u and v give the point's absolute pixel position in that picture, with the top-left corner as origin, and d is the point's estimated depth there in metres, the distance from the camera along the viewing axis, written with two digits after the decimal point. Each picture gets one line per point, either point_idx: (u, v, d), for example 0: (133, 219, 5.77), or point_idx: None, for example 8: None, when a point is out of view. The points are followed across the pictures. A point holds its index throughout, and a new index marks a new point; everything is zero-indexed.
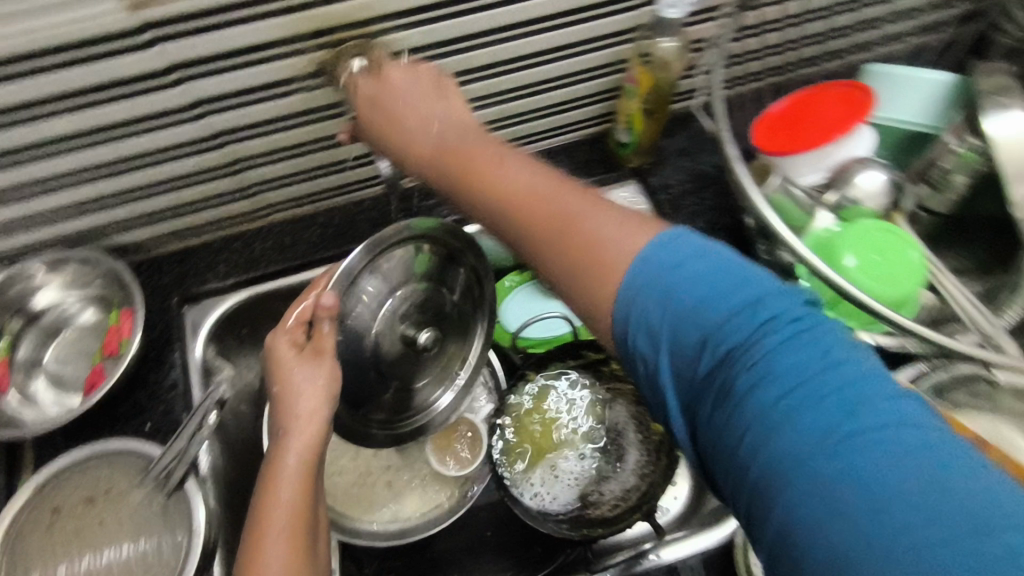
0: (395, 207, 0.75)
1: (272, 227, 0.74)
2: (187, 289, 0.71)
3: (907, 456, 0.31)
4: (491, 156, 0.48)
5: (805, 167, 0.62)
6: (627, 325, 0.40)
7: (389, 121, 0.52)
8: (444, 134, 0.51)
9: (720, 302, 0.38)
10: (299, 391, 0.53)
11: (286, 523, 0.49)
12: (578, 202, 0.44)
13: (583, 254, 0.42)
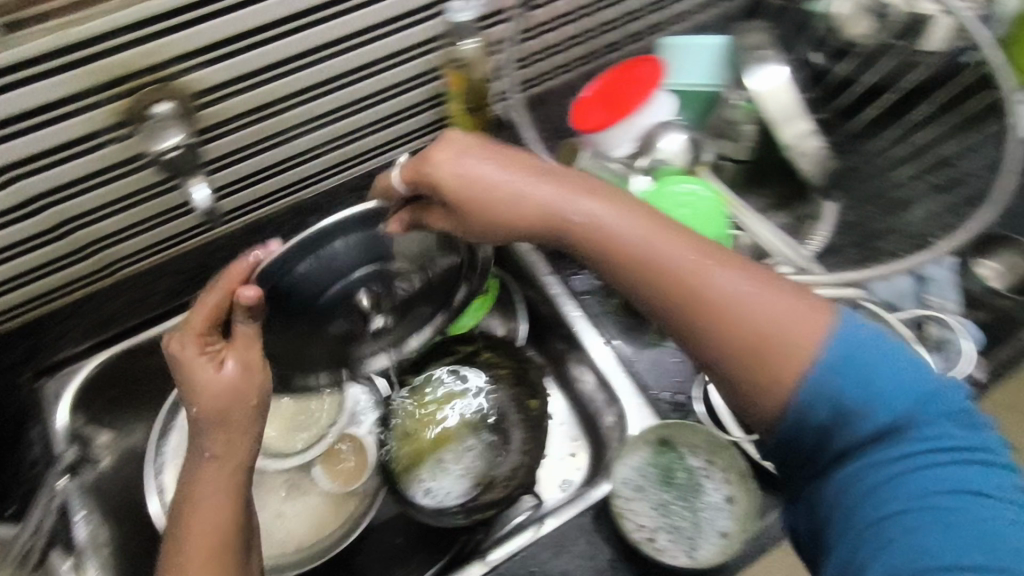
0: (245, 242, 0.75)
1: (120, 284, 0.70)
2: (41, 361, 0.69)
3: (962, 514, 0.39)
4: (614, 223, 0.49)
5: (614, 140, 0.68)
6: (804, 401, 0.43)
7: (457, 177, 0.50)
8: (552, 195, 0.50)
9: (885, 383, 0.42)
10: (215, 380, 0.48)
11: (203, 549, 0.45)
12: (733, 280, 0.46)
13: (690, 301, 0.46)
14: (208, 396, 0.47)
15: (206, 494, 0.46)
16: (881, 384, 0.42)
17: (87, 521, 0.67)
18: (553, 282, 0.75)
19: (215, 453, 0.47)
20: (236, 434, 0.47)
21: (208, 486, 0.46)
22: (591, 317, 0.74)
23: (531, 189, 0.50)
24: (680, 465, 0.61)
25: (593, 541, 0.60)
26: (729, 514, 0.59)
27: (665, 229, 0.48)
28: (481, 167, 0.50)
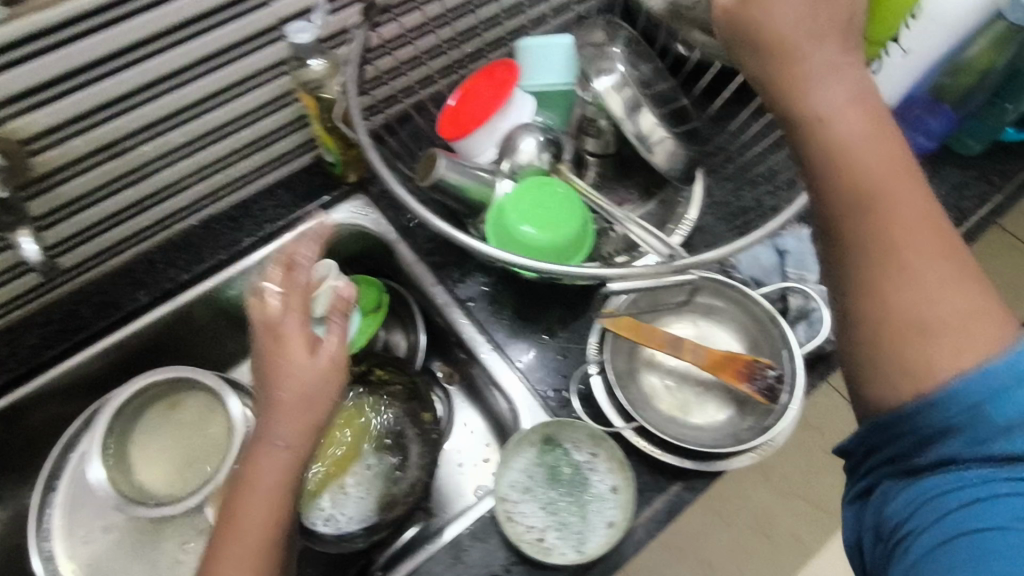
0: (118, 286, 0.74)
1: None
2: None
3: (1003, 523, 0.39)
4: (856, 140, 0.45)
5: (480, 145, 0.70)
6: (981, 369, 0.42)
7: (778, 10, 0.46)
8: (864, 115, 0.46)
9: (1017, 396, 0.41)
10: (291, 368, 0.51)
11: (264, 519, 0.50)
12: (926, 255, 0.44)
13: (884, 282, 0.45)
14: (286, 386, 0.50)
15: (264, 476, 0.50)
16: (1005, 399, 0.41)
17: None
18: (438, 292, 0.75)
19: (291, 443, 0.50)
20: (310, 421, 0.51)
21: (275, 469, 0.50)
22: (478, 323, 0.73)
23: (818, 95, 0.46)
24: (567, 461, 0.62)
25: (488, 549, 0.60)
26: (615, 503, 0.60)
27: (905, 186, 0.45)
28: (775, 15, 0.46)
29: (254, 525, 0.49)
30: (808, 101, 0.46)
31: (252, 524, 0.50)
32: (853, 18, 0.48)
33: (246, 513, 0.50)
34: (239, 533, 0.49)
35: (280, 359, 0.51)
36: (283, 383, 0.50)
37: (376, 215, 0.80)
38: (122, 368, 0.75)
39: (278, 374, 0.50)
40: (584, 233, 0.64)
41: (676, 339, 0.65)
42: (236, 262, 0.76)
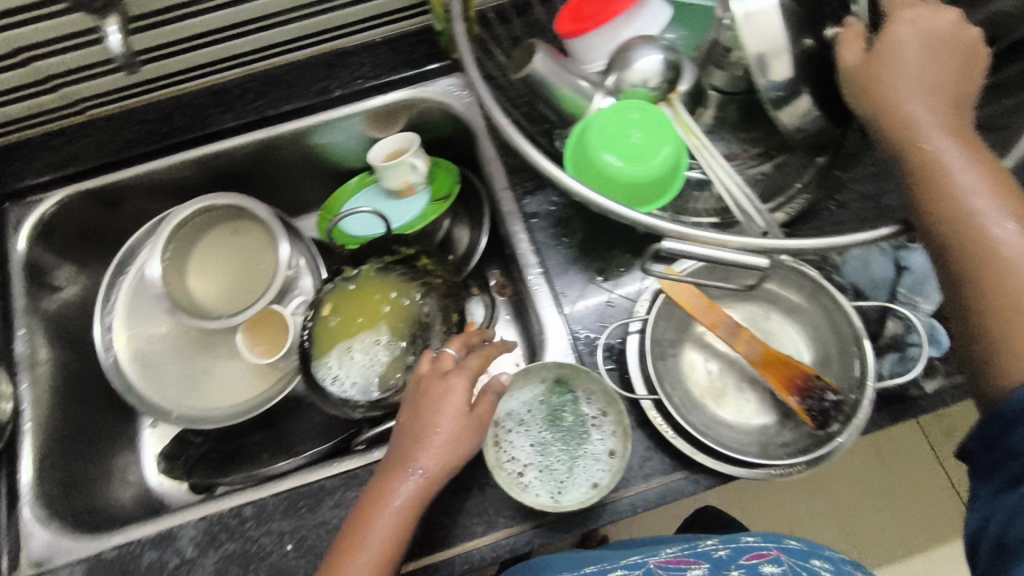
0: (209, 105, 0.75)
1: (89, 125, 0.74)
2: (7, 186, 0.72)
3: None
4: (960, 163, 0.42)
5: (593, 50, 0.62)
6: None
7: (889, 48, 0.45)
8: (966, 142, 0.43)
9: None
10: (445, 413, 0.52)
11: (388, 541, 0.50)
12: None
13: (993, 287, 0.40)
14: (441, 428, 0.51)
15: (399, 500, 0.50)
16: None
17: (29, 338, 0.69)
18: (506, 198, 0.70)
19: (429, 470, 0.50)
20: (456, 463, 0.51)
21: (410, 495, 0.50)
22: (534, 242, 0.68)
23: (926, 131, 0.43)
24: (572, 409, 0.59)
25: (468, 462, 0.60)
26: (607, 467, 0.56)
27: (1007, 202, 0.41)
28: (903, 67, 0.44)
29: (375, 541, 0.49)
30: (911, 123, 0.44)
31: (378, 539, 0.49)
32: (966, 84, 0.45)
33: (371, 525, 0.50)
34: (364, 547, 0.49)
35: (445, 401, 0.52)
36: (442, 421, 0.52)
37: (470, 99, 0.75)
38: (201, 181, 0.79)
39: (440, 416, 0.52)
40: (677, 160, 0.56)
41: (732, 325, 0.57)
42: (319, 110, 0.75)
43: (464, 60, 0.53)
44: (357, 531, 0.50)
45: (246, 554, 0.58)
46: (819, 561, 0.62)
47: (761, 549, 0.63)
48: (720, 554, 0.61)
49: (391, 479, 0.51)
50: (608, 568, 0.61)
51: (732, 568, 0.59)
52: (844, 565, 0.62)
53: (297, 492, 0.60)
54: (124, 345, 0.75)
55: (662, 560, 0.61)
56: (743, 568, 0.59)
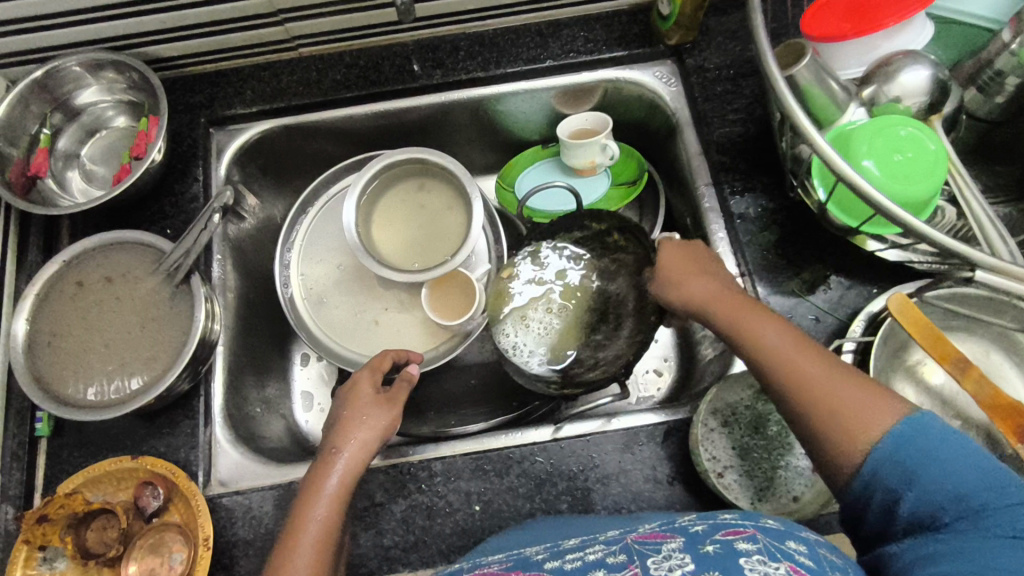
0: (420, 58, 0.75)
1: (300, 62, 0.75)
2: (214, 111, 0.73)
3: (968, 467, 0.37)
4: (787, 347, 0.47)
5: (844, 56, 0.60)
6: (872, 459, 0.39)
7: (671, 281, 0.57)
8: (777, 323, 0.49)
9: (941, 467, 0.37)
10: (359, 420, 0.56)
11: (319, 537, 0.48)
12: (816, 365, 0.45)
13: (845, 437, 0.41)
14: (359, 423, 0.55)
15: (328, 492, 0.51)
16: (915, 457, 0.38)
17: (222, 264, 0.71)
18: (707, 194, 0.69)
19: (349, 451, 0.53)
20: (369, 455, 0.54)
21: (343, 475, 0.52)
22: (736, 243, 0.67)
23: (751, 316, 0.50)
24: (776, 419, 0.59)
25: (659, 453, 0.59)
26: (809, 483, 0.56)
27: (803, 344, 0.47)
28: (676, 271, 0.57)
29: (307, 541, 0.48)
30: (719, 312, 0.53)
31: (310, 540, 0.48)
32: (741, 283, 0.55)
33: (304, 523, 0.49)
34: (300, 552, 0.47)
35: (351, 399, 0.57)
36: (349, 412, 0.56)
37: (677, 88, 0.74)
38: (390, 132, 0.79)
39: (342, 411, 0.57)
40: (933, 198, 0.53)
41: (963, 360, 0.54)
42: (524, 77, 0.75)
43: (766, 62, 0.49)
44: (293, 532, 0.49)
45: (432, 507, 0.59)
46: (799, 545, 0.37)
47: (742, 525, 0.39)
48: (697, 527, 0.41)
49: (317, 476, 0.52)
50: (583, 544, 0.44)
51: (707, 545, 0.37)
52: (831, 554, 0.38)
53: (485, 456, 0.60)
54: (299, 282, 0.77)
55: (639, 535, 0.42)
56: (719, 546, 0.37)
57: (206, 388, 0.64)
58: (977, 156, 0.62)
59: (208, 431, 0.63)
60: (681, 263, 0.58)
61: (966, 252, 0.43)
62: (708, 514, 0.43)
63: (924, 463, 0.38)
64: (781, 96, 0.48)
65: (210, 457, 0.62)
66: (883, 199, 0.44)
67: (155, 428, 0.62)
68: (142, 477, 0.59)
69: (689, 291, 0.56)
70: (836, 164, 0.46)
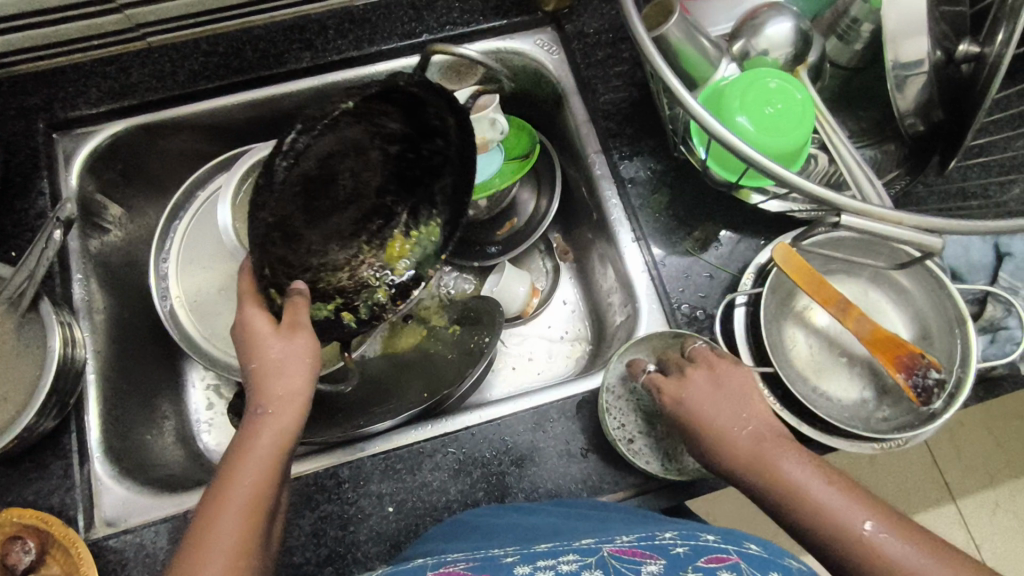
0: (286, 40, 0.70)
1: (150, 52, 0.68)
2: (55, 114, 0.65)
3: None
4: (829, 496, 0.43)
5: (716, 17, 0.61)
6: None
7: (688, 403, 0.50)
8: (812, 465, 0.45)
9: None
10: (271, 362, 0.50)
11: (244, 515, 0.43)
12: (820, 482, 0.44)
13: None
14: (285, 373, 0.49)
15: (257, 458, 0.46)
16: None
17: (85, 283, 0.64)
18: (598, 161, 0.69)
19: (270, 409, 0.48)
20: (298, 411, 0.49)
21: (270, 443, 0.47)
22: (629, 209, 0.67)
23: (785, 463, 0.45)
24: None
25: (571, 427, 0.59)
26: None
27: (852, 493, 0.43)
28: (720, 417, 0.49)
29: (228, 526, 0.42)
30: (715, 430, 0.48)
31: (232, 518, 0.43)
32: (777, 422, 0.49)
33: (222, 509, 0.43)
34: (220, 525, 0.42)
35: (264, 326, 0.52)
36: (261, 358, 0.50)
37: (560, 56, 0.72)
38: (262, 122, 0.73)
39: (265, 352, 0.50)
40: (805, 148, 0.55)
41: (843, 302, 0.57)
42: (400, 54, 0.71)
43: (632, 23, 0.48)
44: (209, 515, 0.43)
45: (345, 516, 0.56)
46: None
47: (722, 550, 0.38)
48: (679, 550, 0.39)
49: (239, 440, 0.47)
50: (557, 549, 0.41)
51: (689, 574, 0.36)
52: None
53: (395, 454, 0.58)
54: (180, 293, 0.71)
55: (616, 549, 0.40)
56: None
57: (78, 422, 0.58)
58: (841, 100, 0.65)
59: (86, 469, 0.57)
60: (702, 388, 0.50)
61: (833, 198, 0.43)
62: (686, 530, 0.42)
63: None
64: (652, 61, 0.48)
65: (91, 497, 0.56)
66: (757, 157, 0.45)
67: (21, 474, 0.55)
68: (10, 531, 0.52)
69: (764, 451, 0.46)
70: (713, 125, 0.46)
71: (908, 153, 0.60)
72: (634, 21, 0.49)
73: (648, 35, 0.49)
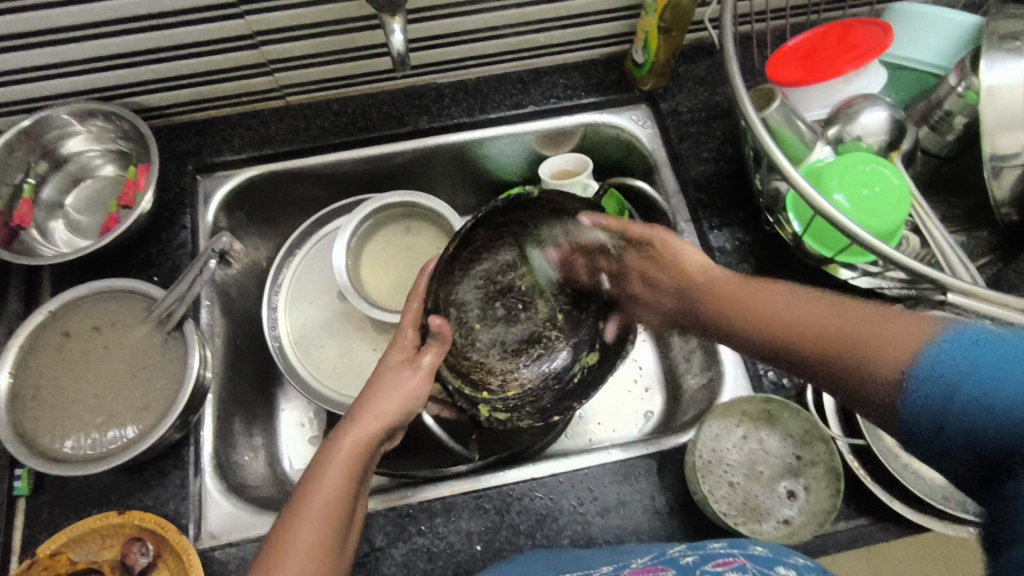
0: (407, 104, 0.77)
1: (287, 109, 0.77)
2: (201, 158, 0.73)
3: (952, 343, 0.37)
4: (795, 302, 0.49)
5: (811, 101, 0.64)
6: (916, 377, 0.38)
7: (646, 239, 0.61)
8: (768, 304, 0.51)
9: (949, 357, 0.37)
10: (382, 388, 0.58)
11: (326, 514, 0.49)
12: (796, 300, 0.49)
13: (832, 333, 0.44)
14: (387, 398, 0.57)
15: (338, 464, 0.52)
16: (917, 351, 0.38)
17: (210, 309, 0.70)
18: (688, 230, 0.72)
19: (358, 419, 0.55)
20: (386, 426, 0.56)
21: (354, 445, 0.53)
22: None
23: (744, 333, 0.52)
24: (768, 444, 0.60)
25: (656, 483, 0.60)
26: (800, 506, 0.57)
27: (827, 303, 0.47)
28: (682, 250, 0.59)
29: (309, 532, 0.48)
30: (682, 267, 0.59)
31: (314, 519, 0.48)
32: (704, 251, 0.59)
33: (301, 517, 0.48)
34: (302, 529, 0.48)
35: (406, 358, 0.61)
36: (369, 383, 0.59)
37: (653, 130, 0.77)
38: (375, 175, 0.80)
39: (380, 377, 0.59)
40: (900, 229, 0.57)
41: None
42: (506, 122, 0.77)
43: (742, 104, 0.53)
44: (290, 523, 0.48)
45: (433, 551, 0.58)
46: (787, 568, 0.42)
47: (729, 555, 0.45)
48: (689, 559, 0.45)
49: (323, 451, 0.53)
50: None
51: None
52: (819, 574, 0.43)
53: (484, 494, 0.60)
54: (287, 325, 0.76)
55: (632, 571, 0.46)
56: None
57: (196, 437, 0.62)
58: (927, 187, 0.67)
59: (199, 481, 0.61)
60: (647, 267, 0.63)
61: (939, 277, 0.46)
62: (697, 545, 0.49)
63: (929, 355, 0.38)
64: (762, 142, 0.52)
65: (201, 509, 0.60)
66: (865, 235, 0.48)
67: (142, 481, 0.60)
68: (131, 532, 0.57)
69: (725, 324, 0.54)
70: (823, 201, 0.49)
71: (1002, 239, 0.63)
72: (747, 103, 0.53)
73: (757, 115, 0.54)
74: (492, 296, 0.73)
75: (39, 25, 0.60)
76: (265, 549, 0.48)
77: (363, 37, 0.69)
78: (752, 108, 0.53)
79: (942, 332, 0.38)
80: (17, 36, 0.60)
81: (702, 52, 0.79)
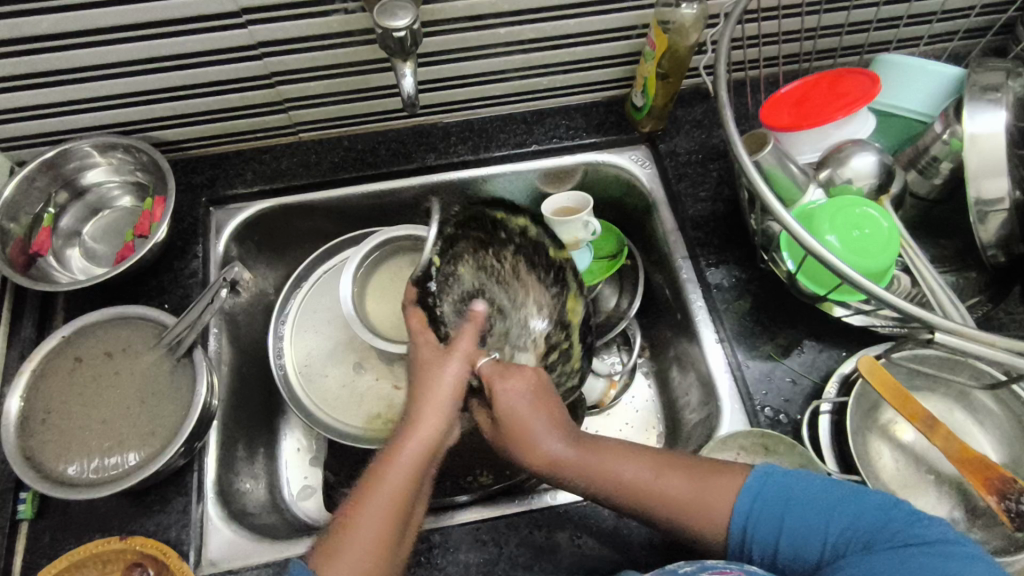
0: (414, 142, 0.80)
1: (299, 145, 0.80)
2: (215, 191, 0.76)
3: (819, 496, 0.49)
4: (627, 469, 0.53)
5: (802, 145, 0.66)
6: (740, 529, 0.50)
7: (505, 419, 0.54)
8: (566, 434, 0.54)
9: (826, 517, 0.48)
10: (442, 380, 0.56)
11: (385, 510, 0.49)
12: (624, 463, 0.53)
13: (691, 515, 0.51)
14: (439, 385, 0.55)
15: (403, 460, 0.52)
16: (791, 499, 0.50)
17: (218, 337, 0.71)
18: (685, 266, 0.74)
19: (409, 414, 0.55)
20: (447, 419, 0.55)
21: (418, 441, 0.53)
22: (714, 311, 0.71)
23: (546, 445, 0.53)
24: None
25: None
26: None
27: (645, 463, 0.53)
28: (513, 402, 0.54)
29: (372, 524, 0.48)
30: (524, 441, 0.54)
31: (375, 515, 0.49)
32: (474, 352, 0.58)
33: (367, 509, 0.49)
34: (362, 522, 0.48)
35: (513, 394, 0.54)
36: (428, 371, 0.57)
37: (652, 170, 0.80)
38: (382, 210, 0.83)
39: (496, 399, 0.54)
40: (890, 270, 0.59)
41: (930, 418, 0.58)
42: (510, 160, 0.80)
43: (734, 148, 0.55)
44: (352, 512, 0.49)
45: None
46: None
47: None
48: None
49: (388, 444, 0.53)
50: None
51: None
52: None
53: (484, 525, 0.61)
54: (292, 355, 0.78)
55: None
56: None
57: (200, 463, 0.63)
58: (915, 229, 0.70)
59: (201, 508, 0.61)
60: (512, 389, 0.55)
61: (925, 316, 0.47)
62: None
63: (773, 523, 0.49)
64: (753, 185, 0.54)
65: (202, 536, 0.60)
66: (852, 274, 0.49)
67: (145, 507, 0.60)
68: (131, 558, 0.57)
69: (542, 440, 0.54)
70: (813, 241, 0.51)
71: (990, 280, 0.65)
72: (738, 146, 0.56)
73: (748, 157, 0.56)
74: (474, 298, 0.66)
75: (68, 65, 0.63)
76: (325, 540, 0.48)
77: (374, 79, 0.73)
78: (744, 151, 0.55)
79: (793, 485, 0.50)
80: (47, 74, 0.63)
81: (699, 96, 0.82)
